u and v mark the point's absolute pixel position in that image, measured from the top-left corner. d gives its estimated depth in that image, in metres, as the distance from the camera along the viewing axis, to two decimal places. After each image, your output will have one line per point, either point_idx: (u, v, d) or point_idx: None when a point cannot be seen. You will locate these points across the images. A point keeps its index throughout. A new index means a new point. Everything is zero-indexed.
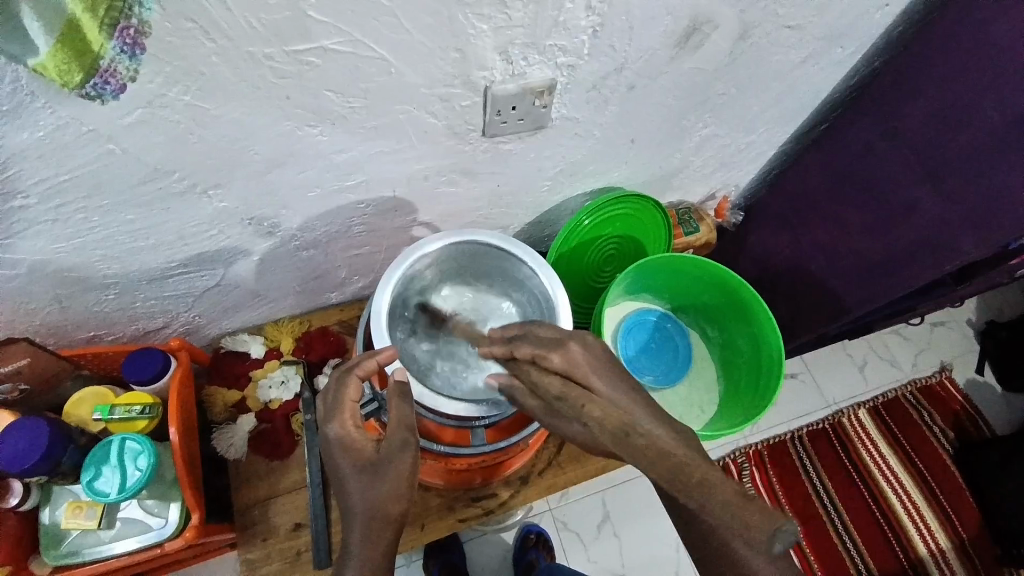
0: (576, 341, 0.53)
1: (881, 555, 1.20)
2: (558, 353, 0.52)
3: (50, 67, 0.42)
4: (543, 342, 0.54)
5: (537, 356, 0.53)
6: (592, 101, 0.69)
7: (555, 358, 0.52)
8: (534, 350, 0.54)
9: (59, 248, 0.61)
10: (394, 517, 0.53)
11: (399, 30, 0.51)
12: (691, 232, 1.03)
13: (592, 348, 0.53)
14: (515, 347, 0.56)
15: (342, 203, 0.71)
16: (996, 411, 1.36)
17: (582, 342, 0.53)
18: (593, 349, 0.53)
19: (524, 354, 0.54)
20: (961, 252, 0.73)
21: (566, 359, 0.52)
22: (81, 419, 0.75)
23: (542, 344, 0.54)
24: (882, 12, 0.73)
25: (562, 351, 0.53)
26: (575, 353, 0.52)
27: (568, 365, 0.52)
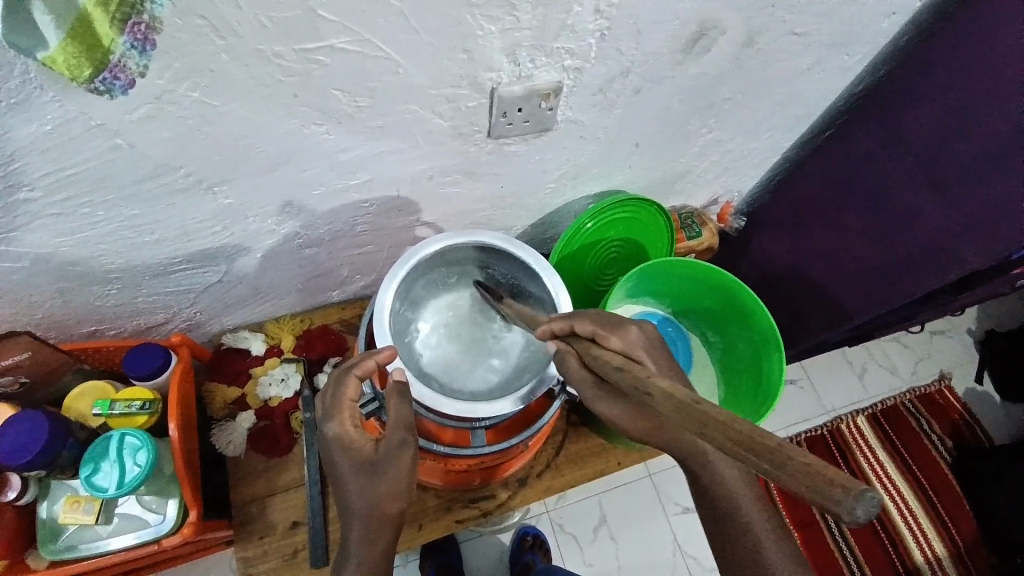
0: (635, 326, 0.54)
1: (879, 564, 1.20)
2: (618, 334, 0.53)
3: (59, 61, 0.41)
4: (604, 323, 0.54)
5: (597, 335, 0.53)
6: (598, 104, 0.69)
7: (615, 340, 0.52)
8: (596, 329, 0.53)
9: (63, 242, 0.61)
10: (392, 516, 0.54)
11: (408, 30, 0.51)
12: (693, 236, 1.03)
13: (649, 332, 0.54)
14: (576, 321, 0.54)
15: (347, 201, 0.71)
16: (994, 420, 1.36)
17: (641, 328, 0.54)
18: (651, 338, 0.54)
19: (583, 331, 0.53)
20: (965, 262, 0.73)
21: (625, 343, 0.52)
22: (82, 413, 0.75)
23: (603, 325, 0.54)
24: (888, 21, 0.73)
25: (622, 333, 0.53)
26: (633, 336, 0.53)
27: (626, 347, 0.52)
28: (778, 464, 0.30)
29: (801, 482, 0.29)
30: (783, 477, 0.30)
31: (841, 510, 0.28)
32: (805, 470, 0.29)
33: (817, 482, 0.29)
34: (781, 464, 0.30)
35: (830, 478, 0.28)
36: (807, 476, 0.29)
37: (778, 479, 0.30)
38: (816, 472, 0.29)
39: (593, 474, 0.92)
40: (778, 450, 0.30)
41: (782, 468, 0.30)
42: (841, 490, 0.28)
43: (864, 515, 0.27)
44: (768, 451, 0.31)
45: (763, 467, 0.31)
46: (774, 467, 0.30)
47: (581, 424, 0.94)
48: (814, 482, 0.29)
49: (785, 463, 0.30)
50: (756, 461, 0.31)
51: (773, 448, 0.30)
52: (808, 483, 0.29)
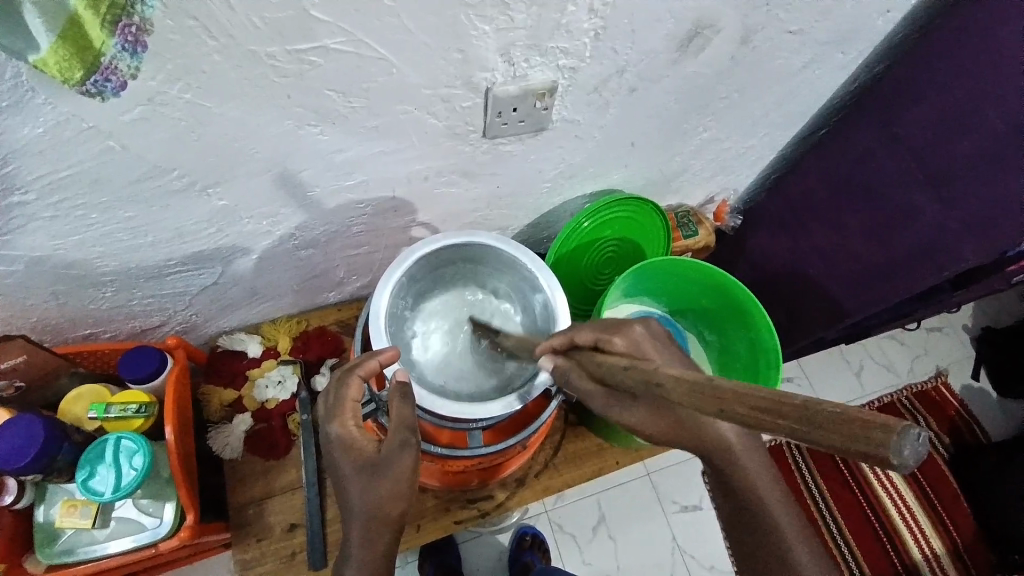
0: (638, 324, 0.53)
1: (877, 560, 1.20)
2: (620, 335, 0.52)
3: (50, 64, 0.41)
4: (603, 327, 0.54)
5: (599, 340, 0.53)
6: (593, 103, 0.69)
7: (619, 342, 0.52)
8: (597, 335, 0.54)
9: (58, 245, 0.61)
10: (393, 518, 0.54)
11: (402, 30, 0.50)
12: (690, 234, 1.03)
13: (653, 329, 0.53)
14: (575, 333, 0.56)
15: (342, 202, 0.71)
16: (991, 417, 1.36)
17: (644, 324, 0.54)
18: (656, 333, 0.53)
19: (584, 339, 0.55)
20: (962, 259, 0.73)
21: (628, 341, 0.52)
22: (77, 417, 0.75)
23: (603, 330, 0.54)
24: (883, 18, 0.73)
25: (624, 333, 0.52)
26: (638, 336, 0.52)
27: (631, 348, 0.52)
28: (813, 420, 0.31)
29: (841, 436, 0.30)
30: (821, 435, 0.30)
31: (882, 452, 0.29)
32: (840, 420, 0.30)
33: (856, 430, 0.29)
34: (811, 420, 0.31)
35: (865, 423, 0.29)
36: (844, 426, 0.30)
37: (811, 436, 0.31)
38: (853, 420, 0.30)
39: (590, 473, 0.91)
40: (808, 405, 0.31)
41: (817, 425, 0.31)
42: (883, 432, 0.29)
43: (910, 454, 0.28)
44: (796, 410, 0.32)
45: (791, 428, 0.32)
46: (805, 425, 0.31)
47: (578, 424, 0.93)
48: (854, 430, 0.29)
49: (821, 419, 0.31)
50: (784, 424, 0.32)
51: (801, 407, 0.31)
52: (844, 432, 0.30)
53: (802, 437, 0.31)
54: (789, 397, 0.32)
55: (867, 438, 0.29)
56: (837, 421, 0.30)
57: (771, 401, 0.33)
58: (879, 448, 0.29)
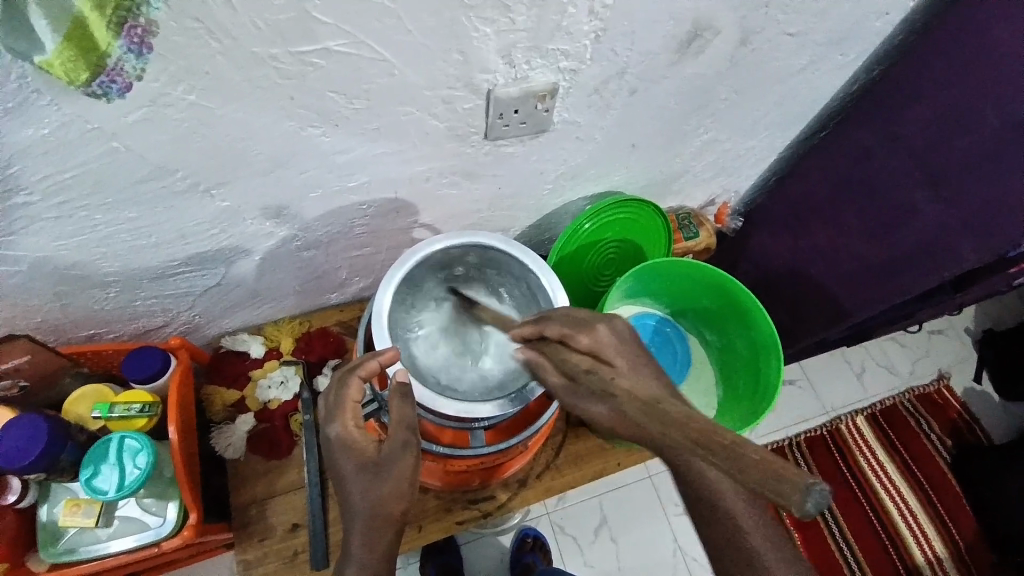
0: (604, 324, 0.55)
1: (879, 562, 1.20)
2: (585, 333, 0.54)
3: (56, 64, 0.42)
4: (572, 323, 0.56)
5: (565, 336, 0.55)
6: (594, 105, 0.70)
7: (583, 338, 0.54)
8: (563, 330, 0.55)
9: (61, 245, 0.62)
10: (396, 517, 0.53)
11: (404, 32, 0.51)
12: (692, 236, 1.04)
13: (619, 331, 0.54)
14: (544, 325, 0.57)
15: (345, 203, 0.72)
16: (994, 419, 1.36)
17: (610, 325, 0.55)
18: (621, 334, 0.54)
19: (553, 333, 0.56)
20: (961, 258, 0.73)
21: (593, 340, 0.54)
22: (80, 416, 0.76)
23: (571, 325, 0.56)
24: (882, 20, 0.73)
25: (589, 331, 0.54)
26: (604, 336, 0.54)
27: (595, 346, 0.53)
28: (734, 462, 0.32)
29: (755, 478, 0.31)
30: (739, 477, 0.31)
31: (787, 498, 0.29)
32: (754, 464, 0.31)
33: (768, 477, 0.30)
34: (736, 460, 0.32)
35: (776, 473, 0.30)
36: (754, 469, 0.31)
37: (735, 475, 0.32)
38: (768, 467, 0.30)
39: (592, 474, 0.92)
40: (732, 447, 0.32)
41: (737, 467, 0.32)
42: (790, 483, 0.29)
43: (814, 506, 0.29)
44: (723, 446, 0.33)
45: (721, 464, 0.33)
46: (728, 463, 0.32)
47: (579, 425, 0.94)
48: (766, 477, 0.30)
49: (740, 462, 0.32)
50: (713, 460, 0.33)
51: (726, 444, 0.32)
52: (761, 477, 0.30)
53: (731, 474, 0.32)
54: (717, 437, 0.33)
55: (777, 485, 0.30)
56: (750, 465, 0.31)
57: (698, 436, 0.34)
58: (785, 496, 0.29)
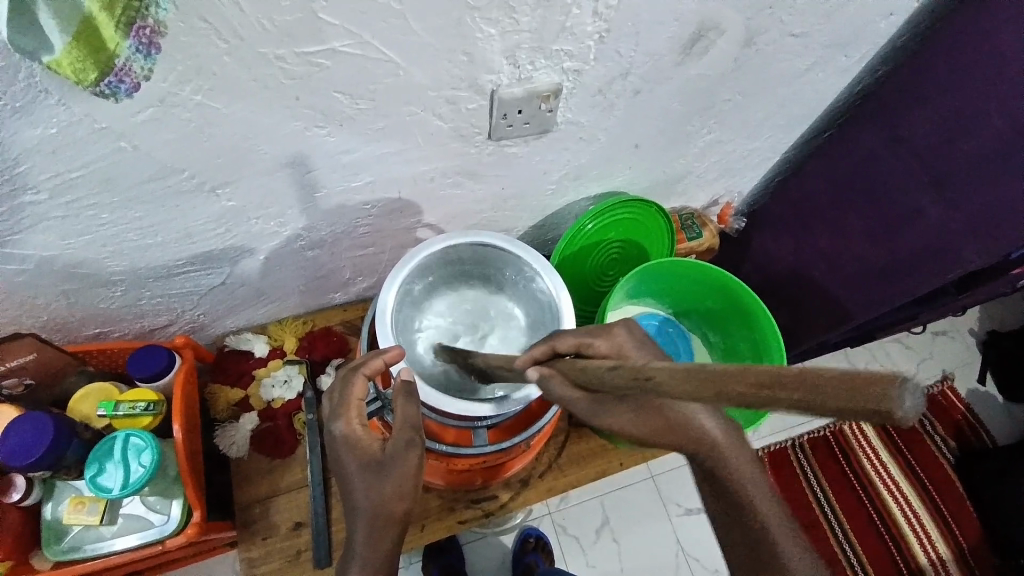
0: (620, 328, 0.56)
1: (881, 564, 1.20)
2: (603, 339, 0.54)
3: (65, 65, 0.42)
4: (588, 331, 0.55)
5: (581, 345, 0.54)
6: (598, 105, 0.70)
7: (601, 344, 0.54)
8: (579, 339, 0.54)
9: (67, 244, 0.62)
10: (398, 517, 0.53)
11: (409, 33, 0.51)
12: (694, 237, 1.04)
13: (633, 331, 0.56)
14: (555, 341, 0.54)
15: (350, 203, 0.72)
16: (997, 421, 1.36)
17: (627, 328, 0.56)
18: (637, 337, 0.55)
19: (567, 345, 0.54)
20: (966, 262, 0.73)
21: (611, 344, 0.54)
22: (85, 415, 0.76)
23: (585, 335, 0.55)
24: (886, 21, 0.73)
25: (606, 336, 0.54)
26: (621, 339, 0.55)
27: (615, 349, 0.54)
28: (813, 387, 0.29)
29: (844, 398, 0.28)
30: (818, 400, 0.28)
31: (888, 406, 0.27)
32: (841, 383, 0.28)
33: (856, 391, 0.27)
34: (814, 388, 0.29)
35: (865, 382, 0.27)
36: (846, 386, 0.28)
37: (817, 405, 0.29)
38: (852, 381, 0.28)
39: (594, 474, 0.92)
40: (806, 373, 0.29)
41: (815, 391, 0.29)
42: (883, 386, 0.27)
43: (913, 405, 0.26)
44: (796, 380, 0.29)
45: (793, 399, 0.29)
46: (809, 392, 0.29)
47: (582, 425, 0.94)
48: (853, 390, 0.27)
49: (820, 385, 0.28)
50: (786, 397, 0.29)
51: (800, 372, 0.29)
52: (848, 396, 0.27)
53: (807, 407, 0.29)
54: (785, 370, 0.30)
55: (872, 393, 0.27)
56: (837, 384, 0.28)
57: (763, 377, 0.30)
58: (882, 403, 0.27)
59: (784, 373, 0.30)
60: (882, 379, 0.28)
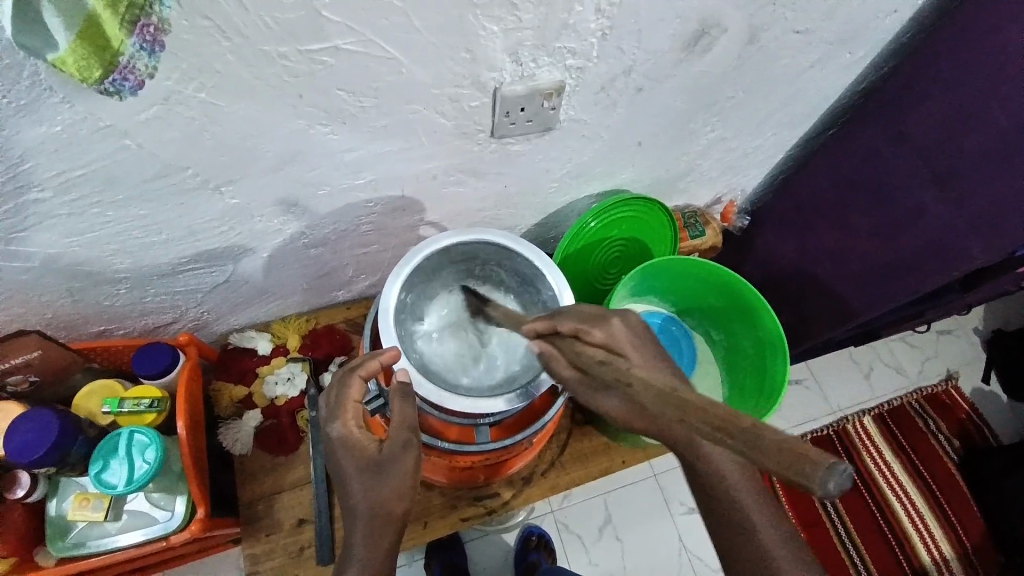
0: (618, 317, 0.54)
1: (884, 563, 1.20)
2: (601, 327, 0.53)
3: (70, 62, 0.42)
4: (585, 318, 0.54)
5: (580, 331, 0.53)
6: (600, 103, 0.70)
7: (598, 333, 0.52)
8: (578, 325, 0.53)
9: (72, 242, 0.62)
10: (396, 516, 0.54)
11: (412, 31, 0.51)
12: (697, 235, 1.03)
13: (631, 323, 0.54)
14: (558, 321, 0.55)
15: (353, 200, 0.72)
16: (1002, 420, 1.35)
17: (624, 319, 0.54)
18: (634, 327, 0.54)
19: (566, 328, 0.53)
20: (971, 259, 0.73)
21: (608, 335, 0.52)
22: (91, 412, 0.77)
23: (584, 320, 0.54)
24: (890, 18, 0.73)
25: (604, 325, 0.53)
26: (618, 330, 0.53)
27: (611, 340, 0.52)
28: (753, 443, 0.29)
29: (776, 462, 0.28)
30: (754, 457, 0.29)
31: (811, 482, 0.27)
32: (778, 447, 0.28)
33: (791, 459, 0.28)
34: (755, 442, 0.29)
35: (799, 453, 0.28)
36: (780, 454, 0.28)
37: (754, 458, 0.30)
38: (791, 449, 0.28)
39: (597, 472, 0.92)
40: (754, 429, 0.30)
41: (753, 449, 0.29)
42: (812, 464, 0.27)
43: (836, 488, 0.27)
44: (744, 432, 0.30)
45: (742, 449, 0.30)
46: (748, 447, 0.30)
47: (585, 423, 0.94)
48: (789, 460, 0.28)
49: (759, 443, 0.29)
50: (732, 444, 0.31)
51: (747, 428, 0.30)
52: (782, 460, 0.28)
53: (750, 457, 0.30)
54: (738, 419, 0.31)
55: (798, 467, 0.27)
56: (773, 448, 0.28)
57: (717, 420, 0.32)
58: (805, 479, 0.27)
59: (736, 423, 0.31)
60: (816, 454, 0.28)
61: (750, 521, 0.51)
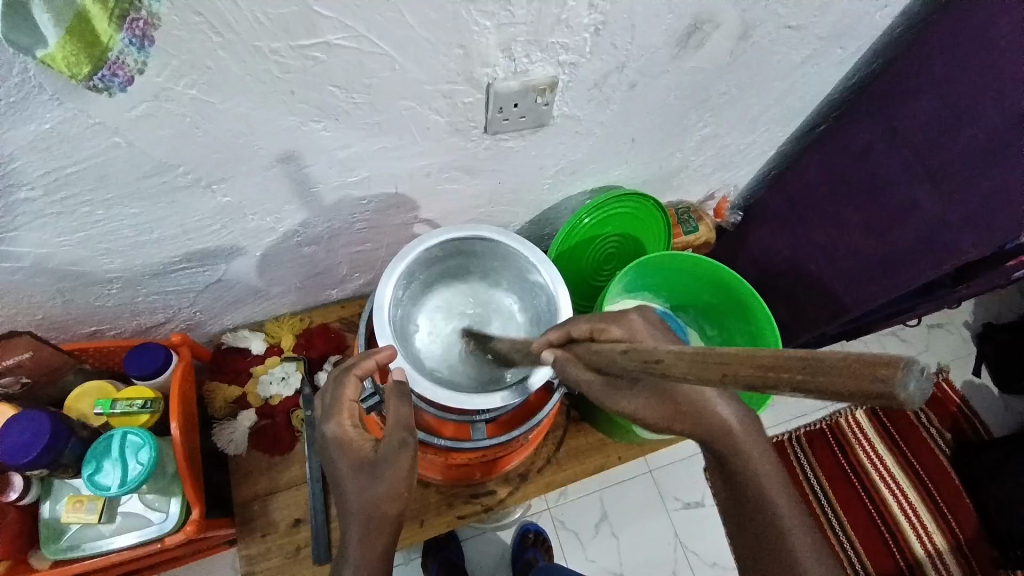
0: (635, 313, 0.56)
1: (878, 556, 1.21)
2: (618, 324, 0.54)
3: (59, 58, 0.42)
4: (600, 317, 0.55)
5: (595, 330, 0.53)
6: (594, 99, 0.70)
7: (615, 330, 0.53)
8: (592, 326, 0.54)
9: (62, 241, 0.61)
10: (391, 518, 0.53)
11: (404, 26, 0.51)
12: (691, 231, 1.04)
13: (648, 317, 0.56)
14: (571, 325, 0.56)
15: (346, 198, 0.72)
16: (993, 412, 1.37)
17: (642, 313, 0.55)
18: (651, 322, 0.56)
19: (581, 331, 0.54)
20: (963, 252, 0.73)
21: (627, 330, 0.53)
22: (83, 413, 0.76)
23: (597, 321, 0.55)
24: (882, 13, 0.73)
25: (621, 322, 0.54)
26: (635, 324, 0.54)
27: (630, 334, 0.53)
28: (816, 368, 0.29)
29: (846, 378, 0.28)
30: (822, 382, 0.29)
31: (887, 390, 0.27)
32: (843, 367, 0.28)
33: (858, 375, 0.28)
34: (814, 369, 0.30)
35: (870, 360, 0.28)
36: (850, 368, 0.28)
37: (820, 388, 0.29)
38: (858, 362, 0.28)
39: (594, 467, 0.92)
40: (810, 358, 0.30)
41: (820, 372, 0.29)
42: (885, 368, 0.27)
43: (914, 385, 0.27)
44: (802, 362, 0.30)
45: (802, 379, 0.30)
46: (812, 375, 0.29)
47: (581, 419, 0.94)
48: (861, 372, 0.28)
49: (822, 366, 0.29)
50: (791, 377, 0.30)
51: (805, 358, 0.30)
52: (852, 379, 0.28)
53: (811, 390, 0.30)
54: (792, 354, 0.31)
55: (873, 376, 0.27)
56: (840, 368, 0.28)
57: (770, 362, 0.31)
58: (882, 385, 0.27)
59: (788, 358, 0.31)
60: (884, 360, 0.28)
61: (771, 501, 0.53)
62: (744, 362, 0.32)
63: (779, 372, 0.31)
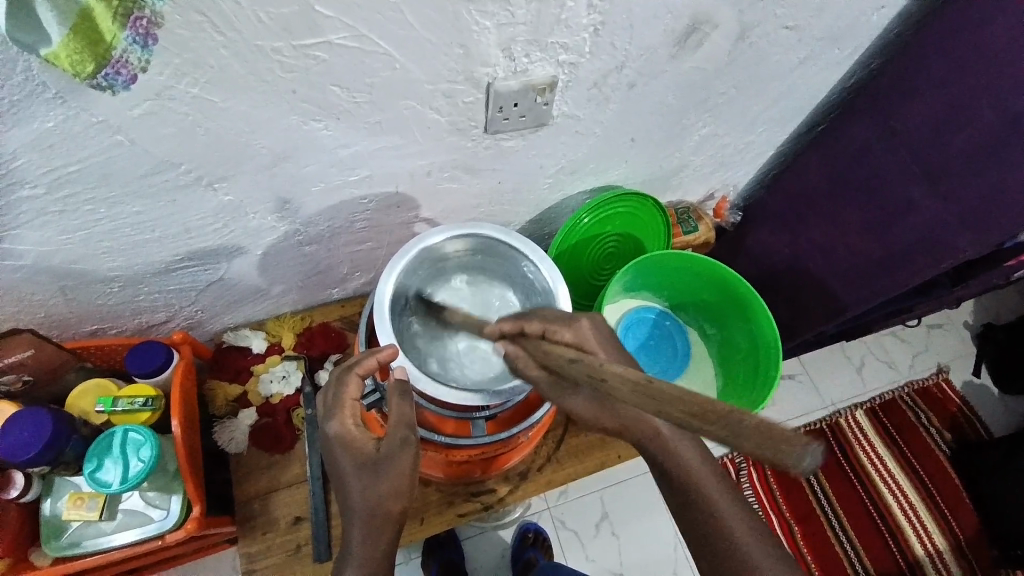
0: (585, 320, 0.55)
1: (879, 556, 1.21)
2: (568, 329, 0.52)
3: (62, 57, 0.41)
4: (553, 320, 0.54)
5: (548, 331, 0.52)
6: (593, 99, 0.70)
7: (566, 334, 0.52)
8: (546, 325, 0.53)
9: (65, 239, 0.62)
10: (394, 516, 0.53)
11: (406, 26, 0.51)
12: (690, 231, 1.05)
13: (599, 325, 0.55)
14: (525, 321, 0.54)
15: (347, 197, 0.72)
16: (993, 413, 1.37)
17: (591, 321, 0.55)
18: (599, 331, 0.54)
19: (533, 329, 0.52)
20: (958, 253, 0.74)
21: (577, 335, 0.52)
22: (84, 411, 0.77)
23: (551, 322, 0.54)
24: (878, 14, 0.74)
25: (572, 327, 0.53)
26: (584, 329, 0.53)
27: (578, 339, 0.52)
28: (727, 430, 0.30)
29: (757, 443, 0.29)
30: (735, 443, 0.29)
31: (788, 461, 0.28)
32: (755, 429, 0.29)
33: (766, 439, 0.28)
34: (733, 428, 0.29)
35: (776, 432, 0.28)
36: (758, 435, 0.28)
37: (735, 445, 0.30)
38: (766, 430, 0.28)
39: (595, 466, 0.92)
40: (726, 415, 0.30)
41: (742, 435, 0.29)
42: (788, 445, 0.28)
43: (811, 462, 0.28)
44: (721, 416, 0.30)
45: (719, 435, 0.30)
46: (730, 434, 0.29)
47: None
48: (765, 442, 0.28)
49: (734, 429, 0.29)
50: (712, 431, 0.30)
51: (724, 414, 0.30)
52: (764, 444, 0.28)
53: (728, 443, 0.30)
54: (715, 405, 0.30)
55: (775, 447, 0.28)
56: (752, 430, 0.29)
57: (695, 409, 0.31)
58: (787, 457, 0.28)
59: (714, 407, 0.30)
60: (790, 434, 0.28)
61: (721, 511, 0.50)
62: (675, 402, 0.32)
63: (705, 423, 0.31)
